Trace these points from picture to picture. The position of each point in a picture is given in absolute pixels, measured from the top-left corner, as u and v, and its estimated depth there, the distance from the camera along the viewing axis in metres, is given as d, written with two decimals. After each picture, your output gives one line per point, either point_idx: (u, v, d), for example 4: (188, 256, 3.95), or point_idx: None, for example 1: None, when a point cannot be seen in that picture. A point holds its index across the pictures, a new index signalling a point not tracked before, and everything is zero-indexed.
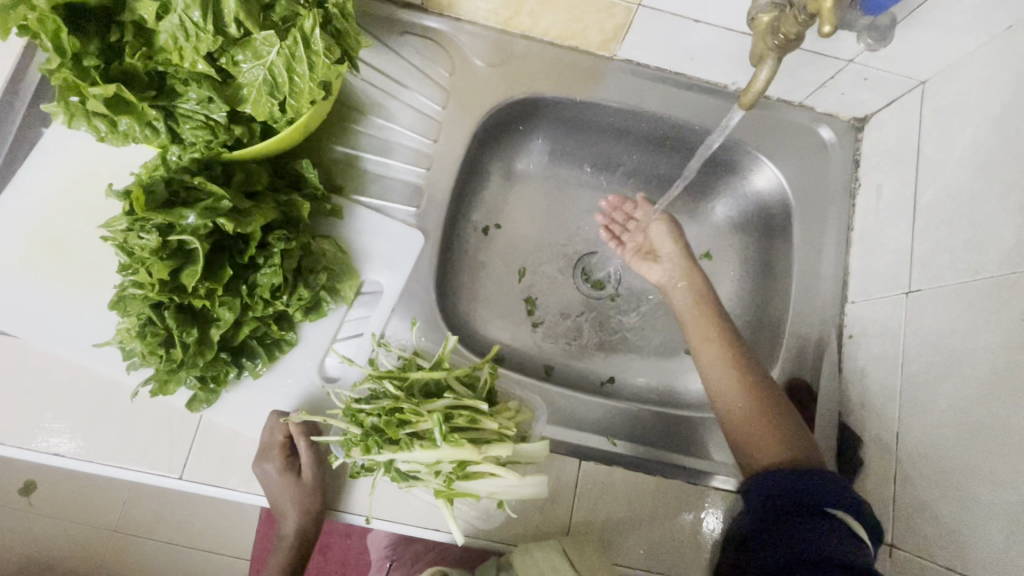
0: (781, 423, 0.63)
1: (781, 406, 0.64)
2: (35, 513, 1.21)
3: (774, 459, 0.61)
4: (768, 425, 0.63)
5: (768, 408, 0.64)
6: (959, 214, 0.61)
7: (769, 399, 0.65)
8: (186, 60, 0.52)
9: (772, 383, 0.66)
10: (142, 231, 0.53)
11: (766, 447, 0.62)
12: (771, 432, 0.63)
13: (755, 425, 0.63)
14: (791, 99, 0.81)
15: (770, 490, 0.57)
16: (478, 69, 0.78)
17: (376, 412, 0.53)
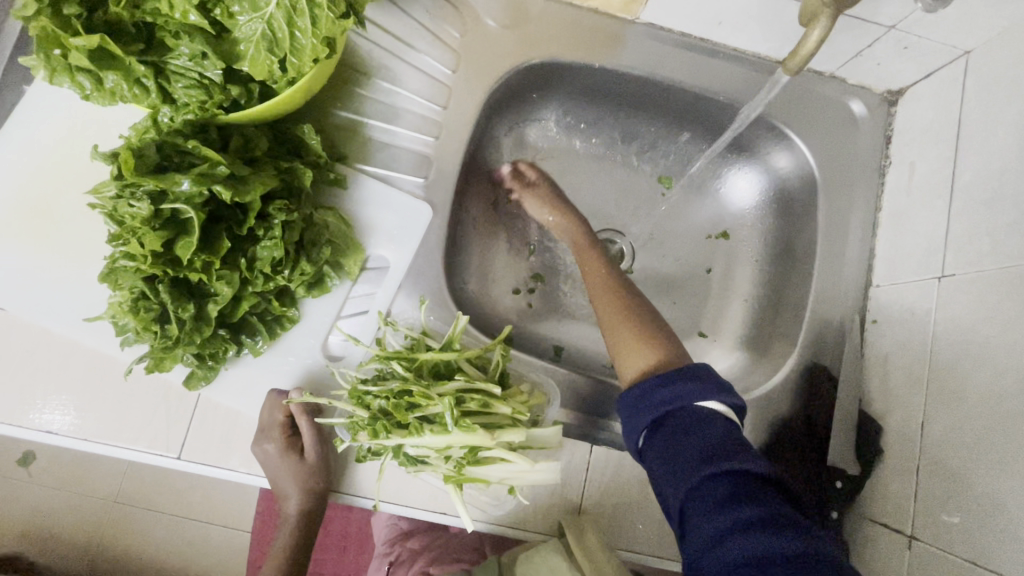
0: (650, 330, 0.62)
1: (637, 317, 0.63)
2: (35, 483, 1.22)
3: (639, 366, 0.58)
4: (635, 335, 0.61)
5: (636, 323, 0.63)
6: (1001, 194, 0.58)
7: (628, 316, 0.63)
8: (176, 10, 0.48)
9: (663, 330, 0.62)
10: (132, 198, 0.50)
11: (632, 355, 0.60)
12: (632, 341, 0.61)
13: (624, 336, 0.62)
14: (822, 70, 0.76)
15: (706, 441, 0.49)
16: (491, 31, 0.73)
17: (383, 394, 0.50)
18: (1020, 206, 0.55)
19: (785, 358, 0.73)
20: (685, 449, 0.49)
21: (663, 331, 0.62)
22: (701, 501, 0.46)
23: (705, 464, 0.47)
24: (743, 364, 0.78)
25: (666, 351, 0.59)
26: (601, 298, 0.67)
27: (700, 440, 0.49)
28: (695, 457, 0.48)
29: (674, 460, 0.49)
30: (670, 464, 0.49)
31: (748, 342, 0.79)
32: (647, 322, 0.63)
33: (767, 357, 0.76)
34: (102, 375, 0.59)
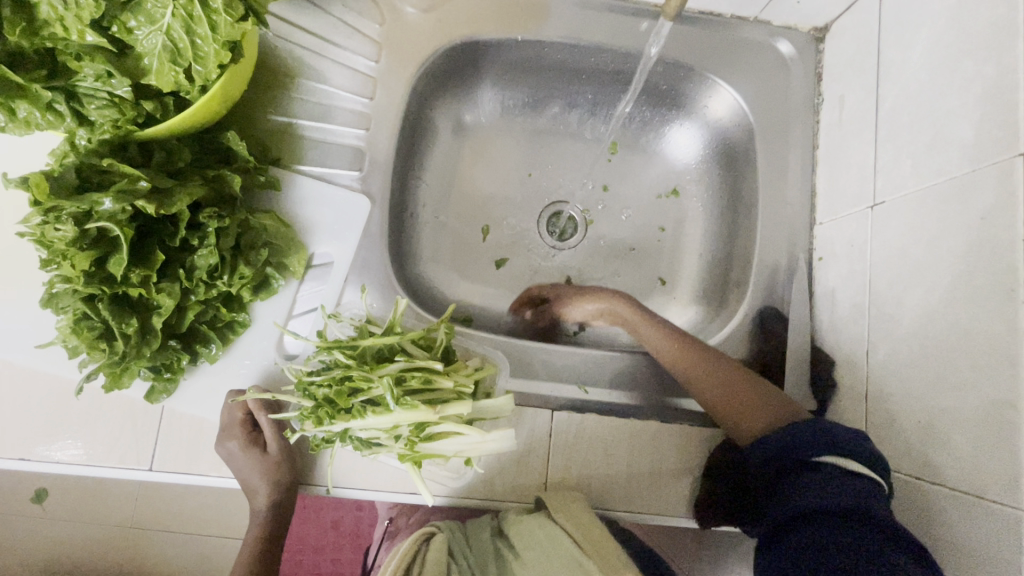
0: (754, 389, 0.60)
1: (734, 379, 0.61)
2: (51, 519, 1.20)
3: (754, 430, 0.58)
4: (740, 398, 0.60)
5: (734, 386, 0.61)
6: (917, 116, 0.57)
7: (723, 380, 0.61)
8: (72, 32, 0.48)
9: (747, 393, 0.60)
10: (57, 222, 0.50)
11: (741, 419, 0.59)
12: (734, 404, 0.60)
13: (720, 400, 0.61)
14: (745, 14, 0.76)
15: (843, 485, 0.48)
16: (409, 16, 0.73)
17: (327, 382, 0.52)
18: (934, 124, 0.55)
19: (738, 305, 0.74)
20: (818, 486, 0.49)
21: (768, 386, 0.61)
22: (821, 525, 0.47)
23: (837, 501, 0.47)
24: (701, 317, 0.79)
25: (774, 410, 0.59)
26: (678, 361, 0.64)
27: (839, 482, 0.49)
28: (827, 494, 0.48)
29: (798, 494, 0.50)
30: (795, 493, 0.50)
31: (704, 296, 0.80)
32: (744, 381, 0.61)
33: (723, 307, 0.77)
34: (70, 400, 0.61)
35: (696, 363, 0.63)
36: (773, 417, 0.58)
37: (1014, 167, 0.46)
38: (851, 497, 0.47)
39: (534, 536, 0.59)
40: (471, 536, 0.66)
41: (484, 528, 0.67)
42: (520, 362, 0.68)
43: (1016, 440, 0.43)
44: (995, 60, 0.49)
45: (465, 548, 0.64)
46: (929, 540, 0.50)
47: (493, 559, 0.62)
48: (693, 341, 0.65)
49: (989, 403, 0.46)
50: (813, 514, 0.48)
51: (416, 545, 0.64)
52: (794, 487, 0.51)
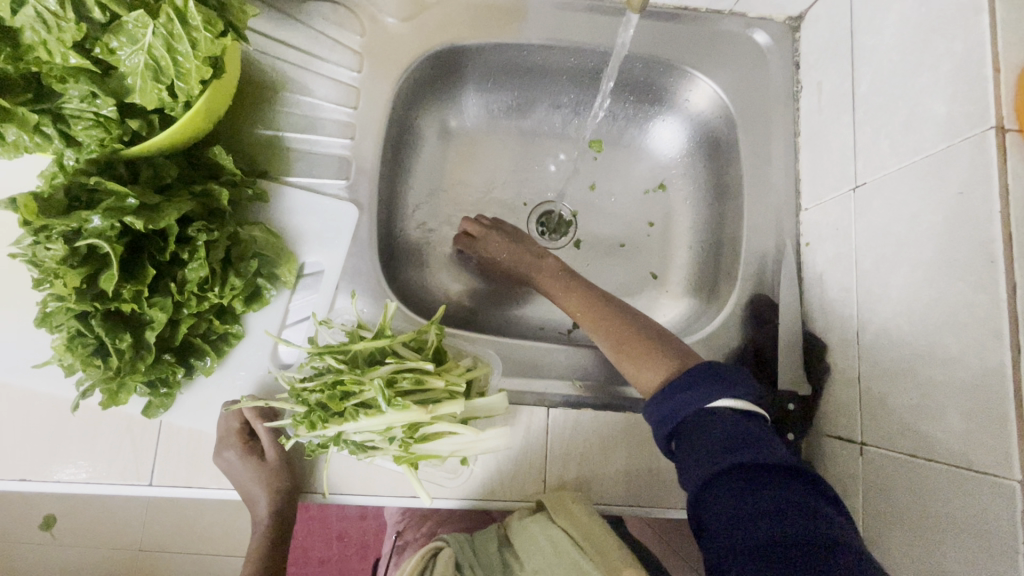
0: (646, 342, 0.62)
1: (630, 336, 0.63)
2: (60, 544, 1.19)
3: (652, 383, 0.60)
4: (633, 351, 0.62)
5: (629, 342, 0.63)
6: (892, 97, 0.58)
7: (623, 336, 0.63)
8: (55, 55, 0.49)
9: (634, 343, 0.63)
10: (48, 241, 0.52)
11: (638, 372, 0.61)
12: (629, 358, 0.62)
13: (619, 355, 0.63)
14: (721, 7, 0.77)
15: (725, 438, 0.50)
16: (389, 26, 0.74)
17: (319, 388, 0.53)
18: (909, 103, 0.56)
19: (728, 295, 0.74)
20: (709, 443, 0.50)
21: (667, 336, 0.63)
22: (732, 488, 0.47)
23: (728, 454, 0.49)
24: (693, 309, 0.79)
25: (671, 359, 0.61)
26: (590, 321, 0.66)
27: (722, 434, 0.51)
28: (722, 452, 0.49)
29: (697, 459, 0.50)
30: (694, 460, 0.50)
31: (695, 287, 0.81)
32: (642, 334, 0.63)
33: (714, 297, 0.77)
34: (67, 418, 0.62)
35: (603, 322, 0.65)
36: (669, 367, 0.60)
37: (987, 141, 0.47)
38: (740, 449, 0.49)
39: (535, 539, 0.61)
40: (479, 547, 0.66)
41: (491, 540, 0.67)
42: (514, 360, 0.68)
43: (1005, 410, 0.43)
44: (963, 37, 0.50)
45: (474, 562, 0.65)
46: (924, 517, 0.50)
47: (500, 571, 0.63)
48: (607, 300, 0.67)
49: (976, 376, 0.46)
50: (717, 478, 0.48)
51: (422, 561, 0.65)
52: (687, 452, 0.52)
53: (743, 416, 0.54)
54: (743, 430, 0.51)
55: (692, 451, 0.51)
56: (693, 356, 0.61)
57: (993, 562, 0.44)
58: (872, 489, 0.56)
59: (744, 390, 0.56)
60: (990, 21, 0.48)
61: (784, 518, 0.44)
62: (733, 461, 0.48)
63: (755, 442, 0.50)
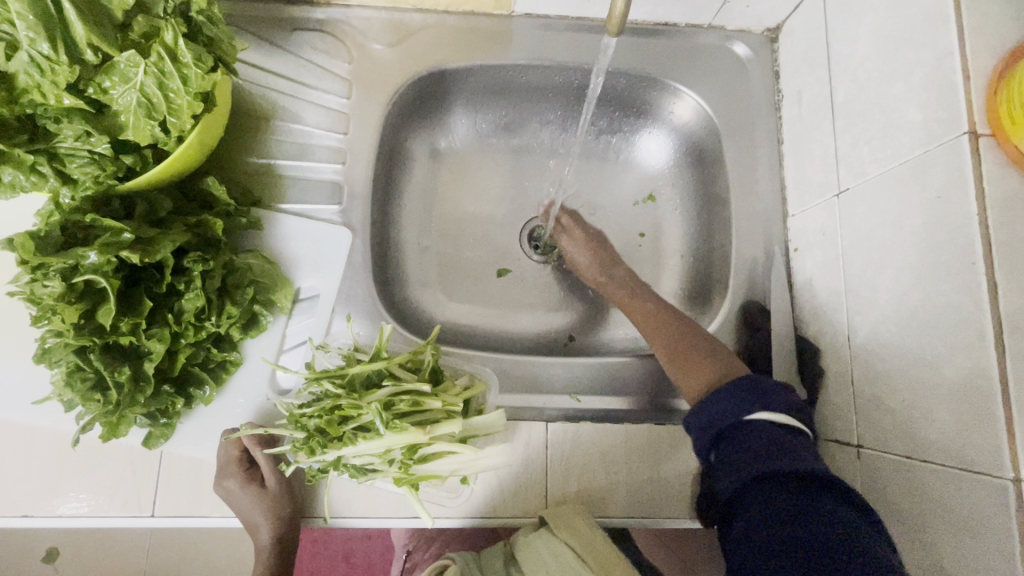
0: (700, 349, 0.64)
1: (686, 343, 0.65)
2: None
3: (697, 389, 0.61)
4: (687, 357, 0.64)
5: (683, 348, 0.64)
6: (868, 104, 0.59)
7: (680, 343, 0.65)
8: (49, 96, 0.50)
9: (708, 351, 0.64)
10: (45, 278, 0.52)
11: (687, 380, 0.63)
12: (682, 364, 0.64)
13: (672, 361, 0.64)
14: (699, 22, 0.79)
15: (767, 447, 0.51)
16: (376, 52, 0.76)
17: (317, 413, 0.54)
18: (885, 110, 0.57)
19: (721, 303, 0.75)
20: (748, 451, 0.52)
21: (714, 345, 0.65)
22: (760, 497, 0.48)
23: (765, 463, 0.50)
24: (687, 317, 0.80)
25: (723, 367, 0.62)
26: (648, 325, 0.68)
27: (762, 443, 0.52)
28: (755, 460, 0.51)
29: (736, 466, 0.51)
30: (732, 469, 0.52)
31: (688, 296, 0.81)
32: (698, 342, 0.65)
33: (706, 306, 0.78)
34: (68, 450, 0.62)
35: (664, 328, 0.67)
36: (718, 374, 0.61)
37: (961, 146, 0.48)
38: (778, 460, 0.50)
39: (541, 557, 0.61)
40: (485, 566, 0.66)
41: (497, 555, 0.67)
42: (512, 376, 0.69)
43: (994, 409, 0.44)
44: (932, 45, 0.51)
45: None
46: (922, 518, 0.50)
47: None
48: (658, 304, 0.70)
49: (963, 376, 0.47)
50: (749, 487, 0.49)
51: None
52: (726, 463, 0.53)
53: (783, 429, 0.54)
54: (781, 442, 0.52)
55: (732, 459, 0.52)
56: (738, 365, 0.63)
57: (991, 561, 0.44)
58: (870, 492, 0.57)
59: (735, 398, 0.56)
60: (956, 30, 0.49)
61: (802, 520, 0.44)
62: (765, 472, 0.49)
63: (791, 454, 0.50)
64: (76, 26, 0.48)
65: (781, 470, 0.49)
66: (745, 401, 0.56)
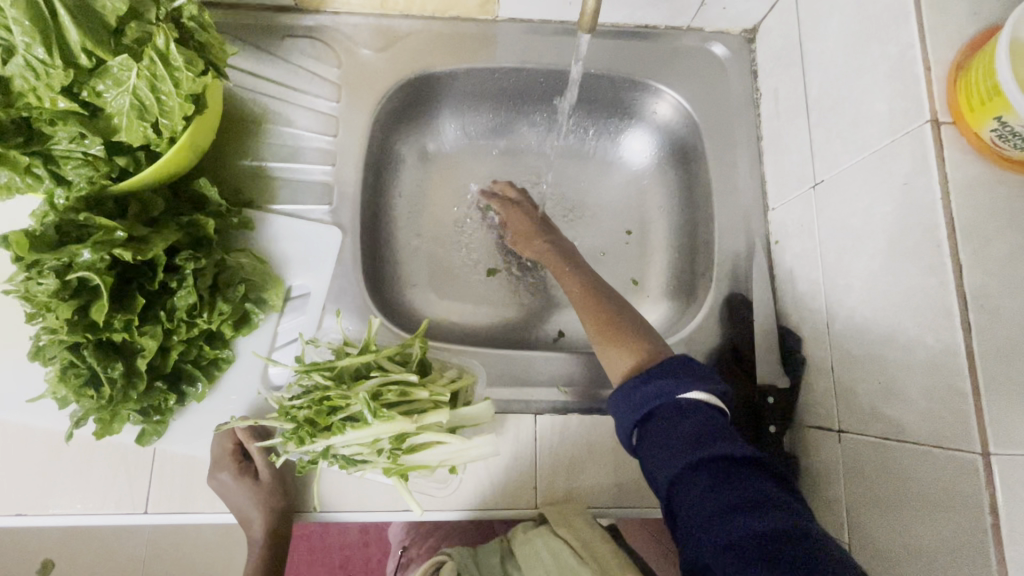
0: (630, 331, 0.63)
1: (616, 323, 0.64)
2: None
3: (623, 368, 0.61)
4: (616, 338, 0.63)
5: (612, 329, 0.64)
6: (840, 98, 0.61)
7: (612, 325, 0.65)
8: (44, 99, 0.52)
9: (639, 333, 0.63)
10: (39, 276, 0.54)
11: (616, 360, 0.62)
12: (612, 344, 0.63)
13: (601, 341, 0.64)
14: (679, 24, 0.81)
15: (698, 432, 0.51)
16: (365, 57, 0.78)
17: (306, 404, 0.56)
18: (854, 104, 0.59)
19: (705, 296, 0.76)
20: (678, 439, 0.51)
21: (645, 331, 0.64)
22: (697, 485, 0.48)
23: (699, 448, 0.50)
24: (674, 311, 0.81)
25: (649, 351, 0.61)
26: (581, 305, 0.68)
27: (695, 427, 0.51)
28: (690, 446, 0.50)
29: (668, 453, 0.51)
30: (662, 457, 0.51)
31: (674, 290, 0.83)
32: (628, 326, 0.64)
33: (691, 300, 0.79)
34: (62, 448, 0.63)
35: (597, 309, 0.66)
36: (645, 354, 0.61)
37: (925, 134, 0.50)
38: (707, 445, 0.50)
39: (536, 553, 0.60)
40: (482, 562, 0.65)
41: (494, 552, 0.66)
42: (500, 369, 0.70)
43: (963, 386, 0.45)
44: (897, 39, 0.53)
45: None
46: (901, 497, 0.51)
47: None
48: (592, 286, 0.69)
49: (933, 355, 0.48)
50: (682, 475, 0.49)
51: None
52: (656, 450, 0.52)
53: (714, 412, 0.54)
54: (708, 425, 0.52)
55: (661, 447, 0.52)
56: (665, 350, 0.62)
57: (965, 534, 0.45)
58: (852, 476, 0.58)
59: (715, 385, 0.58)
60: (917, 24, 0.51)
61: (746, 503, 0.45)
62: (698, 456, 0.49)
63: (717, 435, 0.50)
64: (70, 31, 0.50)
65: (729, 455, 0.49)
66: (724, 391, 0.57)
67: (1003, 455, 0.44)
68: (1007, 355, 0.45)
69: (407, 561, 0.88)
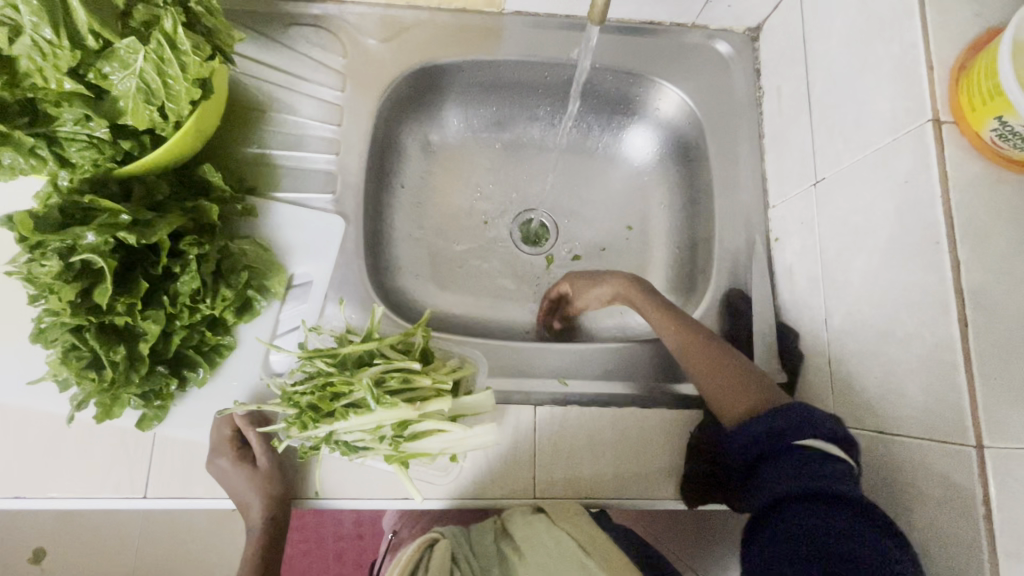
0: (742, 375, 0.61)
1: (726, 367, 0.62)
2: None
3: (734, 411, 0.59)
4: (727, 379, 0.61)
5: (723, 368, 0.62)
6: (842, 97, 0.62)
7: (721, 368, 0.62)
8: (51, 81, 0.52)
9: (748, 373, 0.61)
10: (43, 258, 0.54)
11: (729, 405, 0.60)
12: (721, 384, 0.61)
13: (709, 379, 0.62)
14: (684, 21, 0.82)
15: (822, 470, 0.50)
16: (370, 47, 0.78)
17: (309, 390, 0.57)
18: (857, 102, 0.60)
19: (705, 292, 0.77)
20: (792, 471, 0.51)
21: (755, 371, 0.62)
22: (795, 510, 0.49)
23: (809, 483, 0.49)
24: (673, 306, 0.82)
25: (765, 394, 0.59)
26: (684, 347, 0.65)
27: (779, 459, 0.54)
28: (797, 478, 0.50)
29: (777, 482, 0.51)
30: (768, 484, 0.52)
31: (674, 285, 0.83)
32: (736, 368, 0.61)
33: (691, 295, 0.80)
34: (61, 431, 0.63)
35: (702, 350, 0.64)
36: (761, 397, 0.59)
37: (925, 132, 0.50)
38: (822, 480, 0.49)
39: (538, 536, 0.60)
40: (475, 541, 0.65)
41: (488, 533, 0.66)
42: (501, 360, 0.70)
43: (958, 381, 0.46)
44: (900, 39, 0.54)
45: (470, 554, 0.63)
46: (895, 489, 0.52)
47: (497, 566, 0.62)
48: (690, 324, 0.66)
49: (929, 350, 0.49)
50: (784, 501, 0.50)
51: (420, 552, 0.62)
52: (768, 478, 0.52)
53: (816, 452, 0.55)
54: (841, 472, 0.49)
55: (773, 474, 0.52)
56: (780, 393, 0.59)
57: (958, 524, 0.46)
58: None
59: None
60: (921, 24, 0.52)
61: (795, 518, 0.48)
62: (807, 489, 0.49)
63: (840, 477, 0.49)
64: (79, 12, 0.50)
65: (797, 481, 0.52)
66: None
67: (996, 448, 0.45)
68: (1001, 351, 0.46)
69: (398, 540, 0.87)
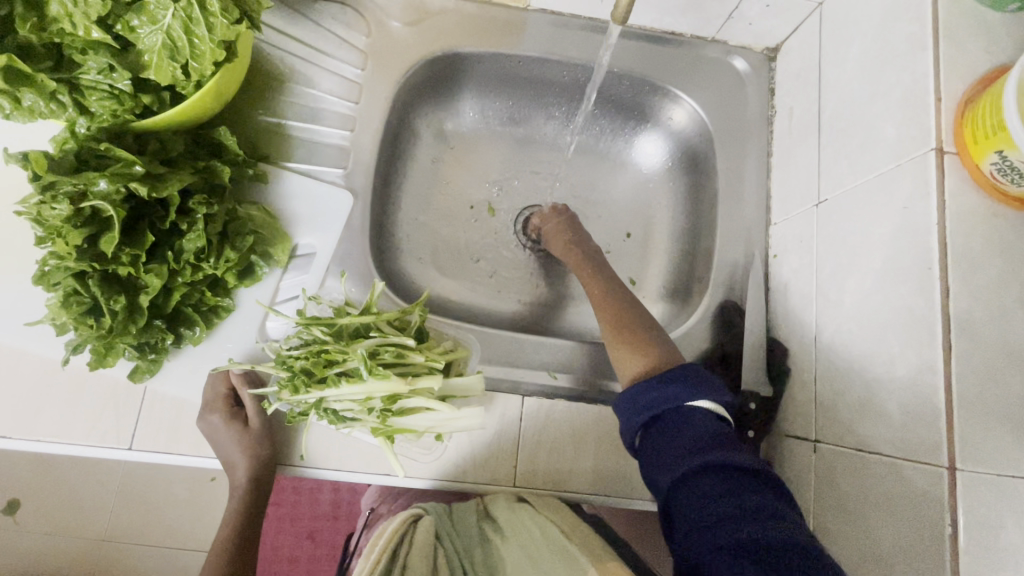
0: (648, 338, 0.65)
1: (635, 329, 0.66)
2: (23, 530, 1.15)
3: (632, 372, 0.64)
4: (633, 343, 0.65)
5: (630, 333, 0.66)
6: (852, 123, 0.63)
7: (627, 328, 0.67)
8: (79, 27, 0.53)
9: (653, 336, 0.66)
10: (54, 201, 0.55)
11: (627, 363, 0.65)
12: (626, 348, 0.65)
13: (615, 343, 0.66)
14: (704, 35, 0.83)
15: (703, 439, 0.54)
16: (394, 30, 0.79)
17: (303, 356, 0.58)
18: (865, 128, 0.61)
19: (701, 300, 0.78)
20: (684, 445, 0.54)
21: (661, 337, 0.66)
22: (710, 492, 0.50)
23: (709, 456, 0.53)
24: (668, 312, 0.83)
25: (663, 358, 0.64)
26: (601, 309, 0.70)
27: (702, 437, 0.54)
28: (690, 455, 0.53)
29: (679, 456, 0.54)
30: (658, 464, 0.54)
31: (671, 291, 0.84)
32: (645, 332, 0.66)
33: (687, 303, 0.81)
34: (53, 377, 0.63)
35: (615, 310, 0.69)
36: (656, 359, 0.63)
37: (928, 161, 0.52)
38: (714, 453, 0.52)
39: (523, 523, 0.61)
40: (458, 520, 0.67)
41: (470, 512, 0.68)
42: (493, 350, 0.71)
43: (937, 403, 0.48)
44: (911, 70, 0.55)
45: (452, 530, 0.65)
46: (868, 505, 0.53)
47: (478, 543, 0.63)
48: (614, 290, 0.72)
49: (911, 372, 0.50)
50: (685, 479, 0.52)
51: (404, 526, 0.63)
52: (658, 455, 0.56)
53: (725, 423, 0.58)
54: (716, 433, 0.55)
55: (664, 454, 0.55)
56: (676, 352, 0.65)
57: (923, 541, 0.47)
58: (823, 484, 0.59)
59: (701, 382, 0.59)
60: (933, 57, 0.53)
61: (740, 501, 0.48)
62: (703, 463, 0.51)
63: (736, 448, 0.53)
64: None
65: (728, 460, 0.51)
66: (704, 388, 0.58)
67: (967, 470, 0.46)
68: (980, 378, 0.47)
69: (376, 516, 0.88)
